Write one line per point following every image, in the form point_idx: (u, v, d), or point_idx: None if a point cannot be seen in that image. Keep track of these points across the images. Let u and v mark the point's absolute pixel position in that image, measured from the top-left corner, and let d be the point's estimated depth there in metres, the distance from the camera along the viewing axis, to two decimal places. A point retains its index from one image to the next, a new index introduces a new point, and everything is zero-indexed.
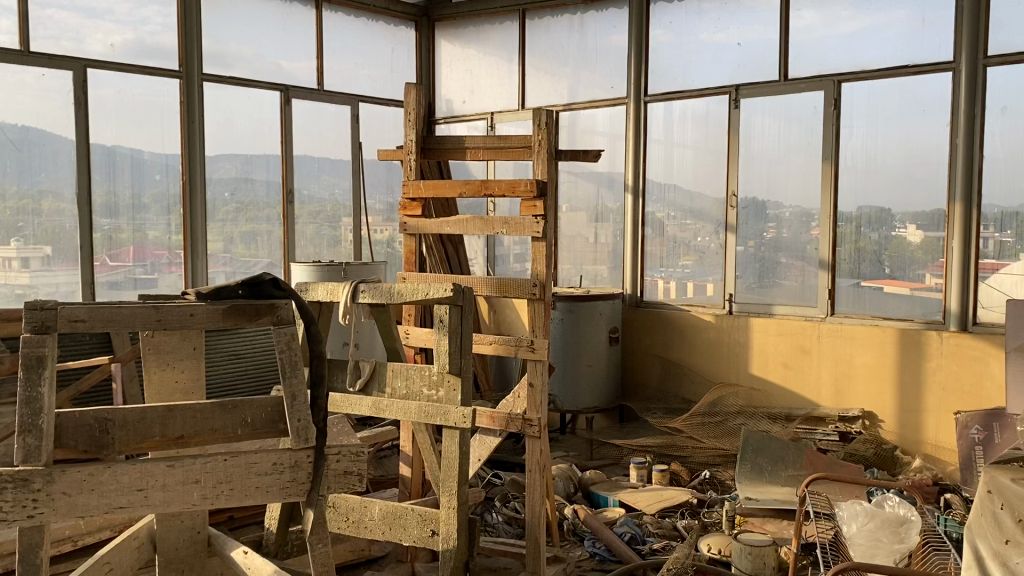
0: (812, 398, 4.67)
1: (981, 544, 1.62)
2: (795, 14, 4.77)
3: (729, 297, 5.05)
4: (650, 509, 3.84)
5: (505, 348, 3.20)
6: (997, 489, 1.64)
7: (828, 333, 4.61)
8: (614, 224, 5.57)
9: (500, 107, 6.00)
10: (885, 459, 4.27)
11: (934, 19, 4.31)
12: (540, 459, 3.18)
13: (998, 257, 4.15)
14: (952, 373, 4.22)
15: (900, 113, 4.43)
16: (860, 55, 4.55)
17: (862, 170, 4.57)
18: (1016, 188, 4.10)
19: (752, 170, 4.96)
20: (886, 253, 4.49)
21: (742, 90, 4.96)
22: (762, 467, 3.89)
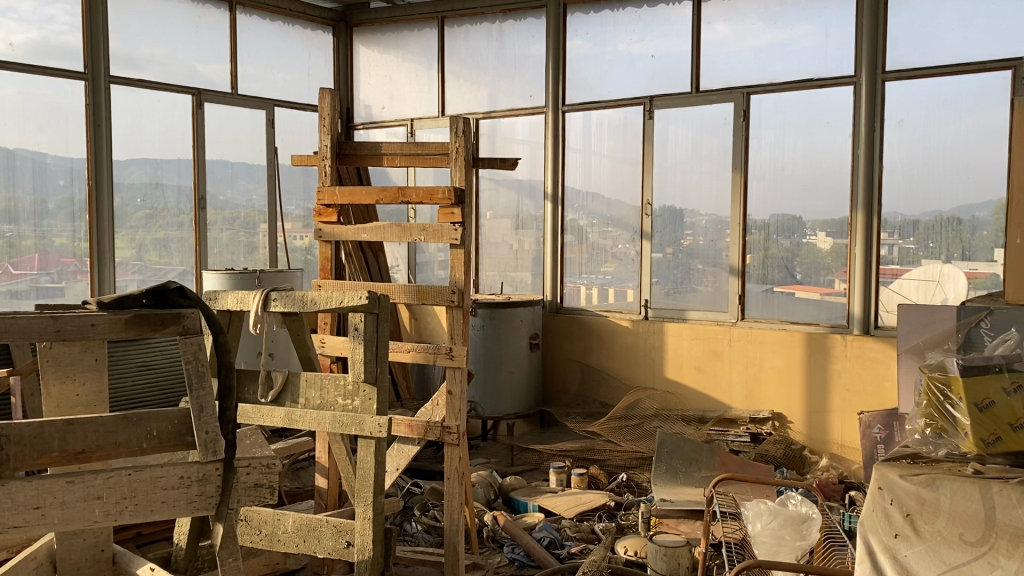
0: (725, 401, 4.80)
1: (872, 536, 1.69)
2: (709, 27, 4.89)
3: (645, 303, 5.17)
4: (568, 512, 3.87)
5: (423, 356, 3.18)
6: (886, 485, 1.68)
7: (739, 337, 4.75)
8: (535, 231, 5.60)
9: (420, 113, 5.98)
10: (795, 459, 4.38)
11: (837, 35, 4.49)
12: (458, 466, 3.16)
13: (900, 263, 4.33)
14: (857, 375, 4.39)
15: (806, 124, 4.60)
16: (766, 69, 4.71)
17: (770, 180, 4.73)
18: (916, 196, 4.29)
19: (667, 178, 5.07)
20: (797, 260, 4.65)
21: (656, 101, 5.07)
22: (676, 469, 3.97)
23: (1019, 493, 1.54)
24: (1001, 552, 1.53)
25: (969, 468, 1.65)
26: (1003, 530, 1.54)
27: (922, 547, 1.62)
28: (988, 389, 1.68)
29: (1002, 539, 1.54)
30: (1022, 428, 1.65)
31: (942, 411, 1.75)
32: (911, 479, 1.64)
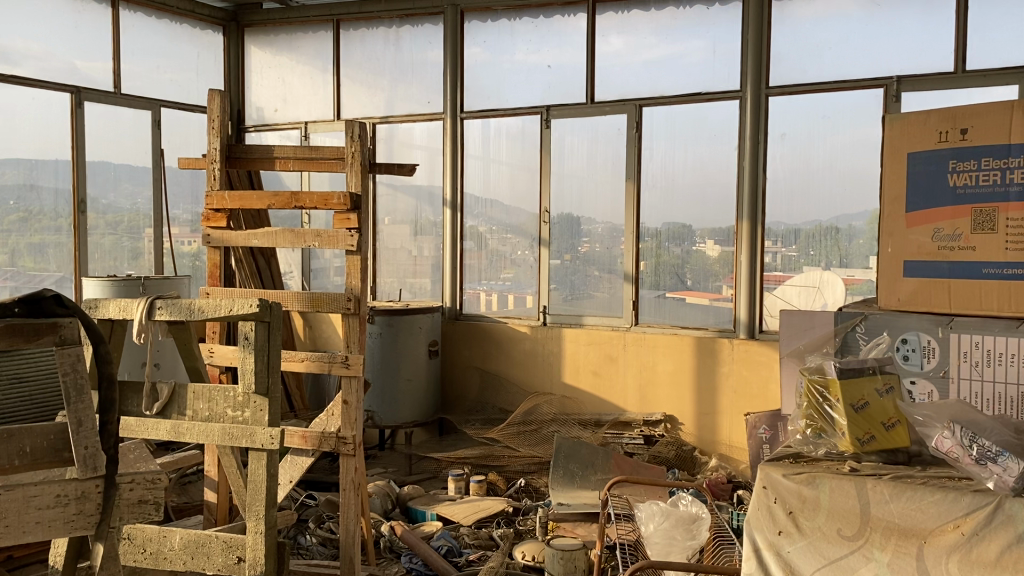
0: (619, 404, 4.91)
1: (757, 534, 1.59)
2: (605, 40, 4.98)
3: (543, 310, 5.22)
4: (467, 519, 3.86)
5: (317, 365, 3.11)
6: (771, 485, 1.57)
7: (633, 343, 4.86)
8: (434, 237, 5.58)
9: (313, 116, 5.88)
10: (686, 460, 4.52)
11: (724, 50, 4.66)
12: (354, 477, 3.11)
13: (782, 270, 4.53)
14: (742, 377, 4.56)
15: (694, 135, 4.76)
16: (657, 82, 4.84)
17: (661, 188, 4.86)
18: (798, 206, 4.50)
19: (564, 186, 5.15)
20: (688, 267, 4.79)
21: (552, 111, 5.14)
22: (573, 472, 4.01)
23: (894, 487, 1.44)
24: (877, 546, 1.46)
25: (847, 464, 1.57)
26: (879, 525, 1.45)
27: (804, 544, 1.53)
28: (864, 391, 1.61)
29: (878, 533, 1.46)
30: (894, 427, 1.62)
31: (821, 413, 1.66)
32: (794, 478, 1.53)
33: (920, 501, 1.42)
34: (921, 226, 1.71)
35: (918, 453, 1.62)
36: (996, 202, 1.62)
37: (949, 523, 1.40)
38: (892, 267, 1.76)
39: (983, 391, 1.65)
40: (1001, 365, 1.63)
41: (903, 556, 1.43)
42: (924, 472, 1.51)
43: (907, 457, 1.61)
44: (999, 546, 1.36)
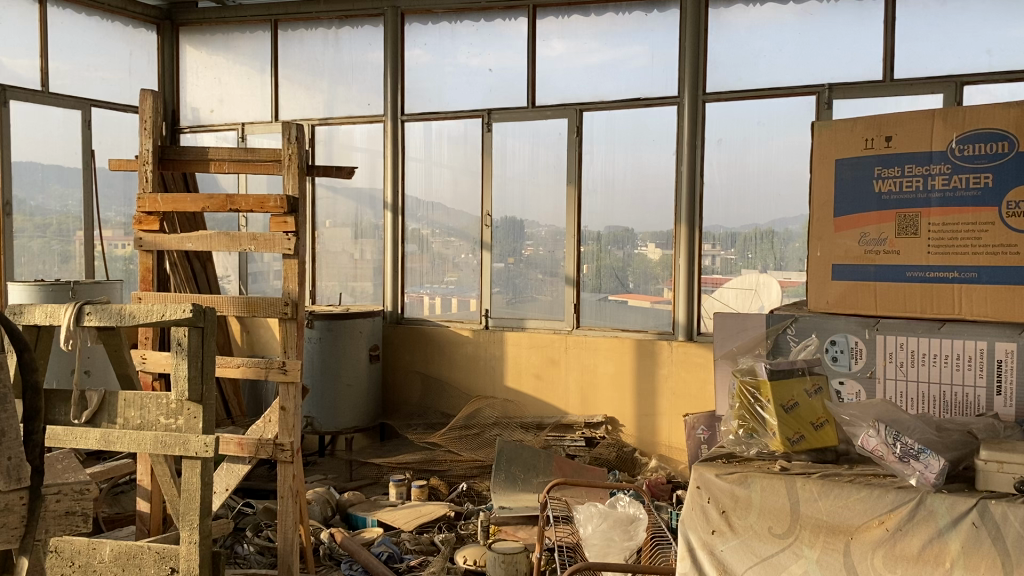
0: (560, 407, 4.93)
1: (691, 533, 1.61)
2: (547, 44, 5.01)
3: (485, 313, 5.23)
4: (408, 525, 3.82)
5: (253, 371, 3.05)
6: (704, 485, 1.59)
7: (574, 345, 4.89)
8: (375, 240, 5.54)
9: (251, 118, 5.78)
10: (627, 461, 4.57)
11: (662, 57, 4.72)
12: (293, 484, 3.07)
13: (721, 273, 4.61)
14: (680, 378, 4.63)
15: (633, 140, 4.82)
16: (597, 87, 4.89)
17: (602, 193, 4.91)
18: (735, 210, 4.58)
19: (505, 190, 5.17)
20: (630, 269, 4.84)
21: (494, 114, 5.14)
22: (515, 476, 4.00)
23: (822, 485, 1.48)
24: (806, 543, 1.49)
25: (778, 464, 1.61)
26: (808, 523, 1.49)
27: (736, 543, 1.56)
28: (794, 391, 1.65)
29: (807, 531, 1.49)
30: (822, 427, 1.65)
31: (753, 413, 1.69)
32: (727, 478, 1.56)
33: (847, 498, 1.46)
34: (849, 230, 1.75)
35: (845, 451, 1.67)
36: (918, 207, 1.67)
37: (874, 519, 1.44)
38: (821, 270, 1.79)
39: (907, 391, 1.73)
40: (924, 365, 1.71)
41: (831, 553, 1.47)
42: (852, 470, 1.55)
43: (835, 456, 1.66)
44: (921, 540, 1.40)
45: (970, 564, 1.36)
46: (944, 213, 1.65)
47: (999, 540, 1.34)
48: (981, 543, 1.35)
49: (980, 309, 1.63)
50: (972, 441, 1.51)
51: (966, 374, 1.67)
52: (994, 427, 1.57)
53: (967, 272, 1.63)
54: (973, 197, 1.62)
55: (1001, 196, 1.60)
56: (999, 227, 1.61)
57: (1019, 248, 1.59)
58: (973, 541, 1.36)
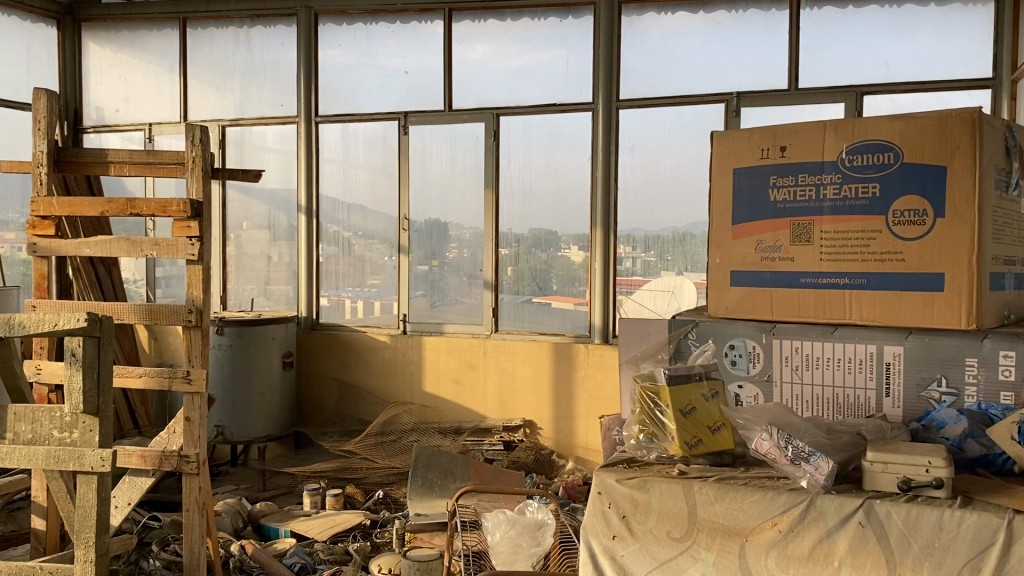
0: (479, 411, 4.94)
1: (593, 539, 1.63)
2: (468, 46, 4.97)
3: (403, 318, 5.19)
4: (322, 535, 3.77)
5: (156, 381, 2.96)
6: (605, 490, 1.61)
7: (493, 349, 4.89)
8: (288, 244, 5.44)
9: (159, 118, 5.61)
10: (544, 464, 4.60)
11: (577, 62, 4.77)
12: (198, 496, 2.99)
13: (642, 275, 4.67)
14: (597, 381, 4.69)
15: (550, 144, 4.85)
16: (513, 92, 4.90)
17: (520, 197, 4.93)
18: (650, 215, 4.66)
19: (423, 194, 5.14)
20: (554, 272, 4.87)
21: (410, 117, 5.10)
22: (431, 482, 3.92)
23: (719, 488, 1.51)
24: (703, 546, 1.52)
25: (676, 468, 1.63)
26: (705, 525, 1.52)
27: (636, 548, 1.58)
28: (691, 396, 1.70)
29: (703, 534, 1.52)
30: (718, 431, 1.70)
31: (653, 418, 1.71)
32: (626, 482, 1.58)
33: (742, 501, 1.49)
34: (746, 237, 1.80)
35: (741, 454, 1.70)
36: (811, 215, 1.71)
37: (768, 521, 1.47)
38: (721, 276, 1.85)
39: (800, 393, 1.79)
40: (818, 368, 1.77)
41: (727, 556, 1.50)
42: (747, 473, 1.59)
43: (733, 458, 1.69)
44: (812, 541, 1.44)
45: (856, 562, 1.41)
46: (835, 221, 1.68)
47: (883, 538, 1.39)
48: (867, 542, 1.40)
49: (867, 313, 1.67)
50: (859, 442, 1.57)
51: (857, 377, 1.73)
52: (882, 428, 1.63)
53: (857, 279, 1.67)
54: (862, 206, 1.66)
55: (887, 205, 1.64)
56: (886, 234, 1.64)
57: (905, 254, 1.62)
58: (860, 541, 1.41)
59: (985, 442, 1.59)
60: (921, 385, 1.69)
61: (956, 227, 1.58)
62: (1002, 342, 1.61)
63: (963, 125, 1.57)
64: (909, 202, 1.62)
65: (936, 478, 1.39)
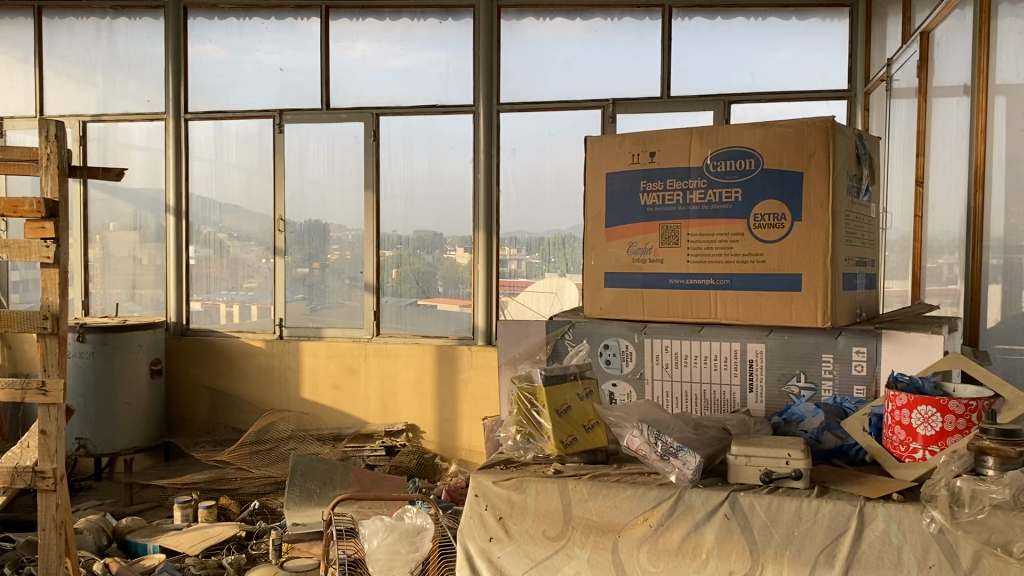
0: (359, 416, 4.86)
1: (469, 542, 1.63)
2: (347, 45, 4.88)
3: (279, 322, 5.06)
4: (194, 549, 3.60)
5: (7, 393, 2.76)
6: (482, 492, 1.62)
7: (374, 353, 4.81)
8: (155, 245, 5.20)
9: (12, 112, 5.25)
10: (427, 467, 4.57)
11: (457, 64, 4.76)
12: (56, 514, 2.81)
13: (527, 277, 4.71)
14: (480, 382, 4.69)
15: (430, 146, 4.83)
16: (393, 91, 4.85)
17: (401, 198, 4.89)
18: (531, 217, 4.71)
19: (301, 195, 5.02)
20: (439, 274, 4.86)
21: (285, 115, 4.97)
22: (310, 491, 3.81)
23: (592, 486, 1.54)
24: (578, 544, 1.54)
25: (551, 467, 1.64)
26: (580, 523, 1.54)
27: (512, 548, 1.59)
28: (566, 396, 1.74)
29: (578, 531, 1.54)
30: (593, 429, 1.74)
31: (530, 419, 1.74)
32: (502, 484, 1.60)
33: (615, 498, 1.53)
34: (619, 240, 1.84)
35: (614, 451, 1.73)
36: (679, 219, 1.77)
37: (639, 517, 1.51)
38: (595, 278, 1.89)
39: (671, 391, 1.85)
40: (686, 366, 1.83)
41: (601, 552, 1.53)
42: (619, 470, 1.62)
43: (606, 456, 1.71)
44: (681, 534, 1.48)
45: (723, 553, 1.46)
46: (701, 224, 1.74)
47: (747, 529, 1.44)
48: (732, 533, 1.45)
49: (731, 313, 1.73)
50: (725, 437, 1.64)
51: (722, 373, 1.80)
52: (746, 423, 1.70)
53: (721, 279, 1.73)
54: (725, 210, 1.72)
55: (749, 209, 1.70)
56: (747, 237, 1.70)
57: (765, 256, 1.69)
58: (725, 532, 1.46)
59: (840, 433, 1.66)
60: (781, 380, 1.77)
61: (811, 229, 1.66)
62: (855, 338, 1.71)
63: (816, 132, 1.65)
64: (769, 206, 1.69)
65: (795, 469, 1.46)
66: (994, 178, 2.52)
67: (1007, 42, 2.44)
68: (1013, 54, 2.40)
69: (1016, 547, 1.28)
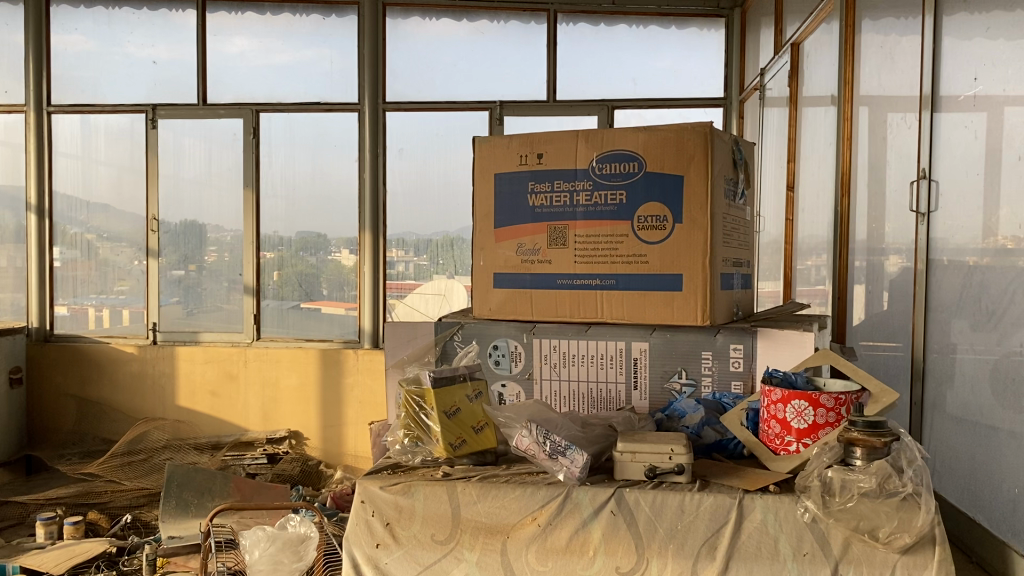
0: (239, 423, 4.69)
1: (354, 551, 1.59)
2: (226, 39, 4.70)
3: (152, 327, 4.83)
4: (59, 568, 3.37)
5: None
6: (369, 498, 1.59)
7: (254, 358, 4.66)
8: (15, 246, 4.86)
9: None
10: (311, 475, 4.45)
11: (341, 62, 4.66)
12: None
13: (415, 279, 4.69)
14: (367, 386, 4.62)
15: (313, 145, 4.72)
16: (274, 88, 4.71)
17: (283, 198, 4.76)
18: (419, 218, 4.68)
19: (176, 194, 4.80)
20: (323, 276, 4.76)
21: (159, 110, 4.75)
22: (187, 502, 3.64)
23: (482, 487, 1.54)
24: (466, 546, 1.53)
25: (440, 470, 1.62)
26: (468, 526, 1.53)
27: (400, 554, 1.56)
28: (456, 397, 1.73)
29: (467, 534, 1.53)
30: (482, 430, 1.73)
31: (418, 422, 1.71)
32: (390, 489, 1.57)
33: (504, 498, 1.52)
34: (508, 240, 1.84)
35: (503, 451, 1.73)
36: (565, 220, 1.78)
37: (528, 516, 1.51)
38: (484, 279, 1.88)
39: (559, 390, 1.87)
40: (573, 365, 1.85)
41: (489, 553, 1.52)
42: (507, 470, 1.62)
43: (495, 457, 1.71)
44: (568, 532, 1.49)
45: (609, 549, 1.48)
46: (587, 226, 1.77)
47: (632, 525, 1.47)
48: (618, 529, 1.47)
49: (617, 313, 1.76)
50: (611, 433, 1.68)
51: (608, 371, 1.83)
52: (631, 420, 1.73)
53: (607, 280, 1.76)
54: (611, 212, 1.75)
55: (633, 211, 1.74)
56: (632, 238, 1.74)
57: (648, 257, 1.73)
58: (612, 528, 1.48)
59: (719, 428, 1.71)
60: (664, 377, 1.81)
61: (691, 231, 1.70)
62: (732, 336, 1.78)
63: (696, 137, 1.70)
64: (651, 208, 1.73)
65: (678, 464, 1.50)
66: (858, 183, 2.67)
67: (870, 56, 2.59)
68: (876, 67, 2.55)
69: (881, 533, 1.35)
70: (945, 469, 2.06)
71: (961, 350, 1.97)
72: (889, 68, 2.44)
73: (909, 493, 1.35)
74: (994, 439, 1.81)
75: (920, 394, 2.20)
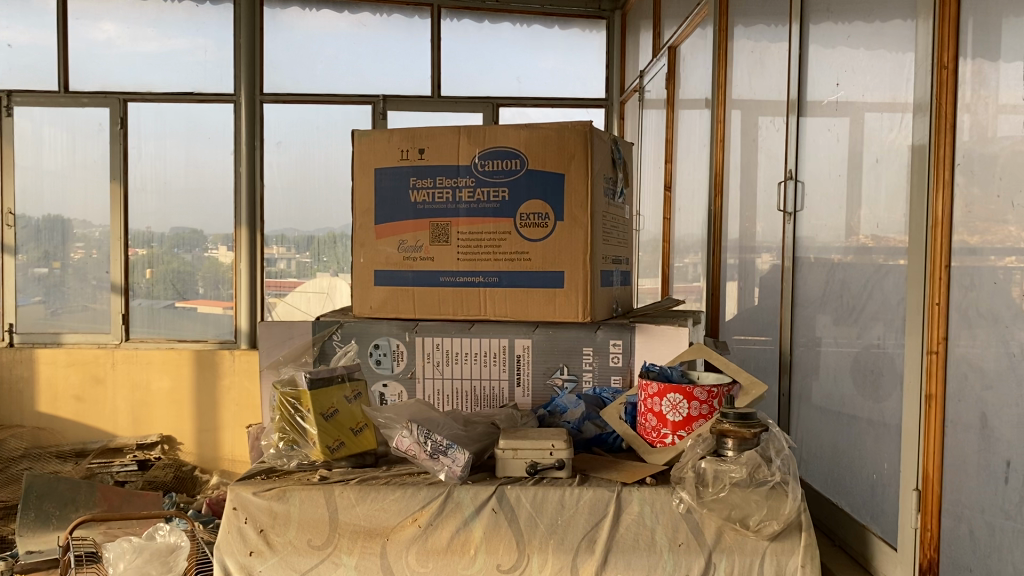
0: (106, 429, 4.45)
1: (227, 560, 1.52)
2: (91, 24, 4.44)
3: (10, 327, 4.50)
4: None
5: None
6: (241, 505, 1.53)
7: (122, 360, 4.43)
8: None
9: None
10: (185, 481, 4.26)
11: (216, 52, 4.48)
12: None
13: (297, 276, 4.59)
14: (245, 388, 4.47)
15: (187, 137, 4.52)
16: (143, 76, 4.48)
17: (154, 193, 4.54)
18: (299, 215, 4.58)
19: (36, 186, 4.50)
20: (199, 273, 4.57)
21: (15, 97, 4.43)
22: (48, 514, 3.40)
23: (360, 490, 1.51)
24: (344, 551, 1.49)
25: (317, 473, 1.59)
26: (346, 529, 1.50)
27: (274, 561, 1.50)
28: (334, 399, 1.67)
29: (345, 538, 1.50)
30: (361, 432, 1.69)
31: (294, 425, 1.66)
32: (264, 494, 1.52)
33: (383, 500, 1.50)
34: (388, 238, 1.81)
35: (384, 453, 1.71)
36: (448, 217, 1.77)
37: (408, 517, 1.49)
38: (364, 276, 1.84)
39: (442, 389, 1.85)
40: (455, 364, 1.84)
41: (368, 557, 1.49)
42: (388, 471, 1.59)
43: (375, 458, 1.69)
44: (449, 532, 1.48)
45: (490, 548, 1.47)
46: (470, 223, 1.76)
47: (513, 521, 1.47)
48: (499, 526, 1.47)
49: (500, 310, 1.76)
50: (493, 432, 1.68)
51: (490, 369, 1.83)
52: (513, 417, 1.74)
53: (490, 277, 1.76)
54: (493, 209, 1.75)
55: (515, 209, 1.74)
56: (514, 236, 1.74)
57: (530, 254, 1.74)
58: (493, 526, 1.47)
59: (599, 422, 1.73)
60: (546, 373, 1.82)
61: (572, 229, 1.72)
62: (611, 332, 1.81)
63: (576, 136, 1.72)
64: (533, 206, 1.73)
65: (558, 459, 1.51)
66: (730, 183, 2.77)
67: (741, 61, 2.69)
68: (747, 72, 2.65)
69: (752, 521, 1.41)
70: (812, 456, 2.16)
71: (825, 343, 2.07)
72: (759, 72, 2.54)
73: (777, 482, 1.40)
74: (855, 427, 1.91)
75: (789, 385, 2.30)
